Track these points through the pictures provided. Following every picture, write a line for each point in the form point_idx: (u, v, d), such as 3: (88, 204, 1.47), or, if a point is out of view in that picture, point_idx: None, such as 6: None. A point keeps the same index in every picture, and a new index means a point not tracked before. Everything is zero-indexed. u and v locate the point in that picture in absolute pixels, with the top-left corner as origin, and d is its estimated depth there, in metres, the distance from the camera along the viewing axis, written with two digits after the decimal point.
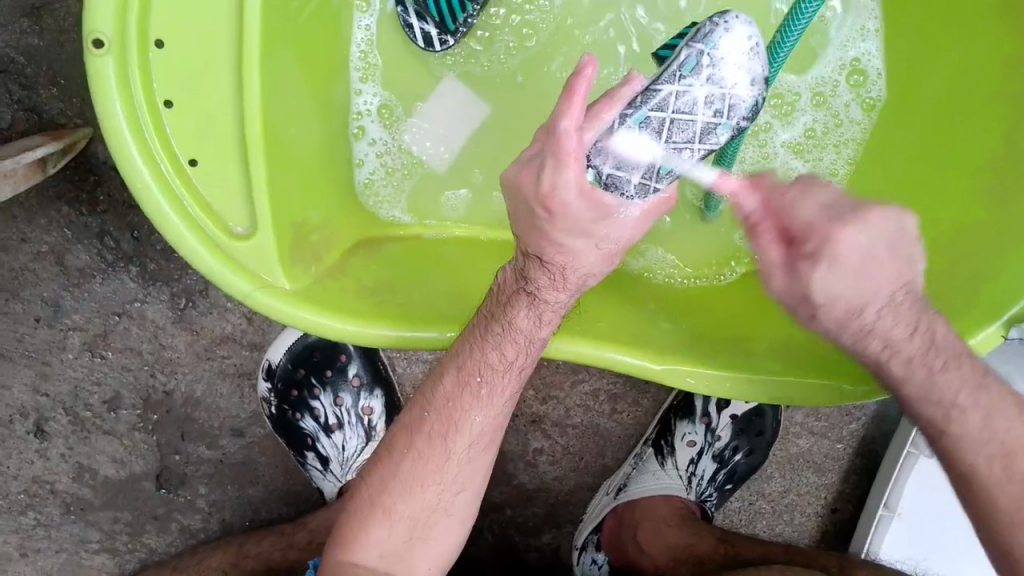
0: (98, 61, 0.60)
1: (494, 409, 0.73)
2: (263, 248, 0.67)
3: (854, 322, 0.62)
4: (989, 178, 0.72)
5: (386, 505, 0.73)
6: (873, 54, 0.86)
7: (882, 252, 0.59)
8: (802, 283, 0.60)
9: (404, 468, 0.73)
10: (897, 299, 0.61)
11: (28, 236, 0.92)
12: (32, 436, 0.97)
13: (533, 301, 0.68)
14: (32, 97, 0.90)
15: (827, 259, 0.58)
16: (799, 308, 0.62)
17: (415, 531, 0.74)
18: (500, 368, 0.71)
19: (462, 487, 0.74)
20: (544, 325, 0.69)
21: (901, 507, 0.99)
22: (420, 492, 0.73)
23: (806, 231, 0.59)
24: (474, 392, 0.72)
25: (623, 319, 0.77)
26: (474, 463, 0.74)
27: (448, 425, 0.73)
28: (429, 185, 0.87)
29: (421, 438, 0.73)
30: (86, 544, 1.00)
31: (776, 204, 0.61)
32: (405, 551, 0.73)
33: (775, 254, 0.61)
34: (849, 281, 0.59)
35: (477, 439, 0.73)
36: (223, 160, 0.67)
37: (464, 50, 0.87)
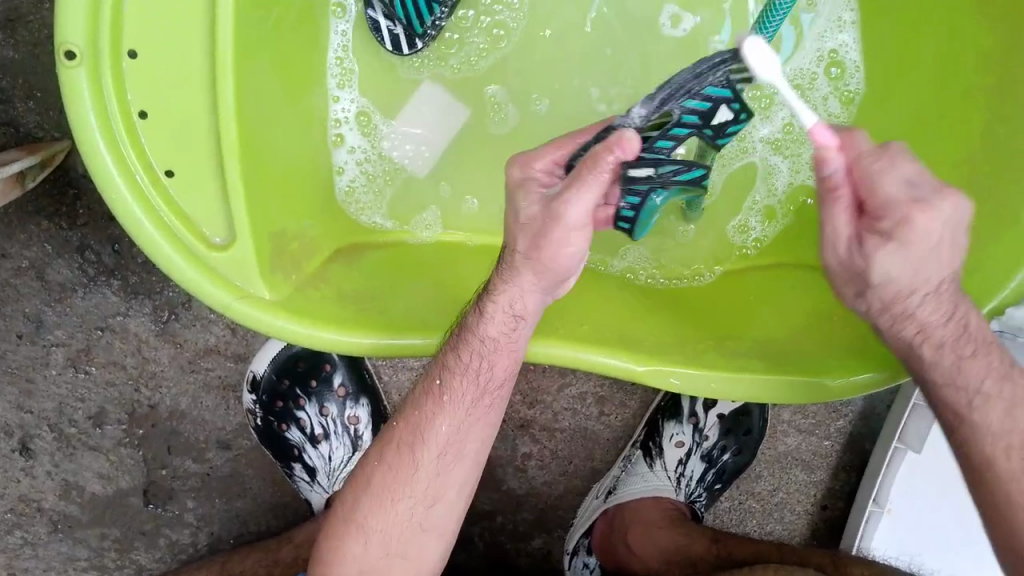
0: (71, 73, 0.60)
1: (460, 418, 0.72)
2: (242, 256, 0.67)
3: (896, 305, 0.62)
4: (972, 172, 0.72)
5: (359, 521, 0.73)
6: (850, 45, 0.87)
7: (946, 239, 0.58)
8: (865, 257, 0.59)
9: (378, 481, 0.74)
10: (942, 289, 0.61)
11: (9, 253, 0.92)
12: (18, 454, 0.97)
13: (487, 301, 0.69)
14: (8, 111, 0.90)
15: (899, 241, 0.58)
16: (845, 284, 0.63)
17: (387, 545, 0.73)
18: (458, 373, 0.71)
19: (434, 500, 0.73)
20: (492, 325, 0.69)
21: (891, 504, 0.99)
22: (390, 505, 0.73)
23: (886, 210, 0.58)
24: (436, 399, 0.72)
25: (609, 318, 0.78)
26: (445, 477, 0.73)
27: (415, 435, 0.73)
28: (409, 189, 0.88)
29: (391, 449, 0.74)
30: (74, 562, 0.99)
31: (861, 171, 0.58)
32: (384, 566, 0.73)
33: (846, 230, 0.60)
34: (910, 263, 0.59)
35: (443, 450, 0.72)
36: (200, 168, 0.67)
37: (435, 53, 0.88)
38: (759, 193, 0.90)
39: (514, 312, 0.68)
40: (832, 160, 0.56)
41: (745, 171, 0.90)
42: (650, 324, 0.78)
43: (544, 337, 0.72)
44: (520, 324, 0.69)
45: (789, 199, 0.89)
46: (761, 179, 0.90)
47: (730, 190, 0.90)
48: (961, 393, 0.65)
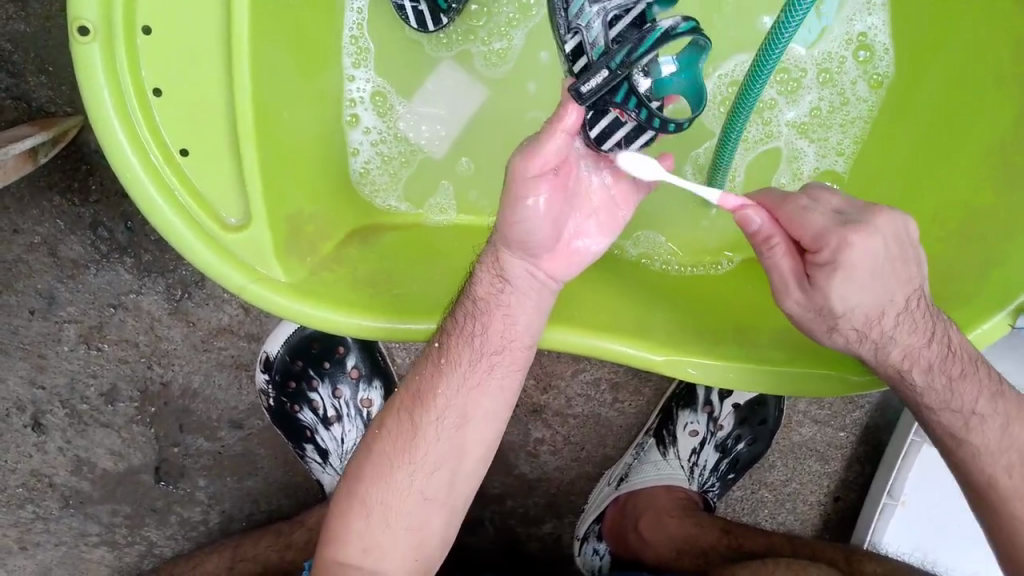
0: (83, 48, 0.59)
1: (459, 384, 0.70)
2: (258, 238, 0.66)
3: (873, 329, 0.63)
4: (998, 161, 0.70)
5: (362, 496, 0.71)
6: (879, 29, 0.85)
7: (893, 254, 0.61)
8: (820, 291, 0.62)
9: (378, 447, 0.72)
10: (910, 305, 0.63)
11: (21, 228, 0.91)
12: (30, 429, 0.96)
13: (479, 263, 0.69)
14: (20, 85, 0.89)
15: (844, 269, 0.60)
16: (814, 324, 0.64)
17: (389, 516, 0.71)
18: (456, 336, 0.69)
19: (436, 468, 0.71)
20: (480, 285, 0.69)
21: (905, 496, 0.99)
22: (390, 473, 0.71)
23: (816, 242, 0.61)
24: (435, 363, 0.71)
25: (621, 305, 0.76)
26: (446, 442, 0.71)
27: (417, 400, 0.71)
28: (426, 170, 0.87)
29: (392, 414, 0.72)
30: (86, 537, 0.99)
31: (785, 217, 0.63)
32: (386, 543, 0.70)
33: (789, 266, 0.63)
34: (865, 288, 0.61)
35: (443, 414, 0.70)
36: (214, 146, 0.66)
37: (461, 28, 0.86)
38: (783, 174, 0.88)
39: (500, 273, 0.68)
40: (752, 217, 0.62)
41: (769, 158, 0.88)
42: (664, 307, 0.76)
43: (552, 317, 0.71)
44: (506, 287, 0.68)
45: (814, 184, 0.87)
46: (785, 164, 0.88)
47: (754, 177, 0.88)
48: (954, 417, 0.68)
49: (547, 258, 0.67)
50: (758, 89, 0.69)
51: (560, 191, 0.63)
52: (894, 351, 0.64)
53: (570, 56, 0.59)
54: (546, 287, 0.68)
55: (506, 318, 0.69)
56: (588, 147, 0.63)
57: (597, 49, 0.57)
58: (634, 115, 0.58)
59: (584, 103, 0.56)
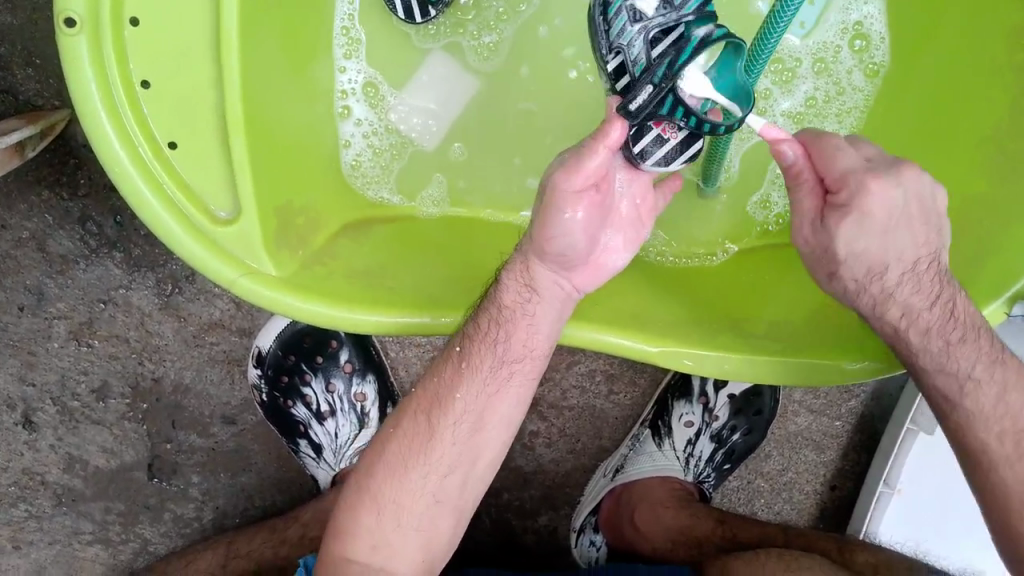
0: (70, 41, 0.58)
1: (480, 389, 0.70)
2: (247, 232, 0.66)
3: (874, 282, 0.64)
4: (993, 149, 0.70)
5: (373, 492, 0.71)
6: (875, 17, 0.84)
7: (912, 208, 0.62)
8: (829, 233, 0.63)
9: (392, 448, 0.71)
10: (919, 267, 0.63)
11: (9, 224, 0.90)
12: (20, 427, 0.96)
13: (506, 270, 0.69)
14: (7, 79, 0.87)
15: (858, 214, 0.61)
16: (818, 265, 0.66)
17: (400, 515, 0.70)
18: (480, 342, 0.69)
19: (450, 470, 0.70)
20: (507, 293, 0.69)
21: (901, 484, 0.99)
22: (404, 474, 0.70)
23: (836, 182, 0.62)
24: (455, 367, 0.70)
25: (636, 301, 0.75)
26: (462, 446, 0.70)
27: (435, 402, 0.71)
28: (418, 162, 0.86)
29: (409, 415, 0.72)
30: (79, 535, 0.99)
31: (815, 154, 0.63)
32: (395, 540, 0.70)
33: (810, 205, 0.64)
34: (877, 236, 0.62)
35: (461, 418, 0.70)
36: (204, 139, 0.65)
37: (451, 21, 0.85)
38: (776, 165, 0.88)
39: (528, 283, 0.68)
40: (788, 150, 0.62)
41: (760, 149, 0.88)
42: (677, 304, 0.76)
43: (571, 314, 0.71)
44: (534, 296, 0.68)
45: None
46: None
47: (747, 170, 0.89)
48: (950, 382, 0.68)
49: (578, 272, 0.68)
50: (754, 80, 0.69)
51: (593, 203, 0.64)
52: (893, 309, 0.65)
53: (614, 74, 0.60)
54: (569, 298, 0.69)
55: (533, 328, 0.69)
56: (630, 157, 0.64)
57: (640, 65, 0.58)
58: (682, 125, 0.59)
59: (630, 119, 0.58)
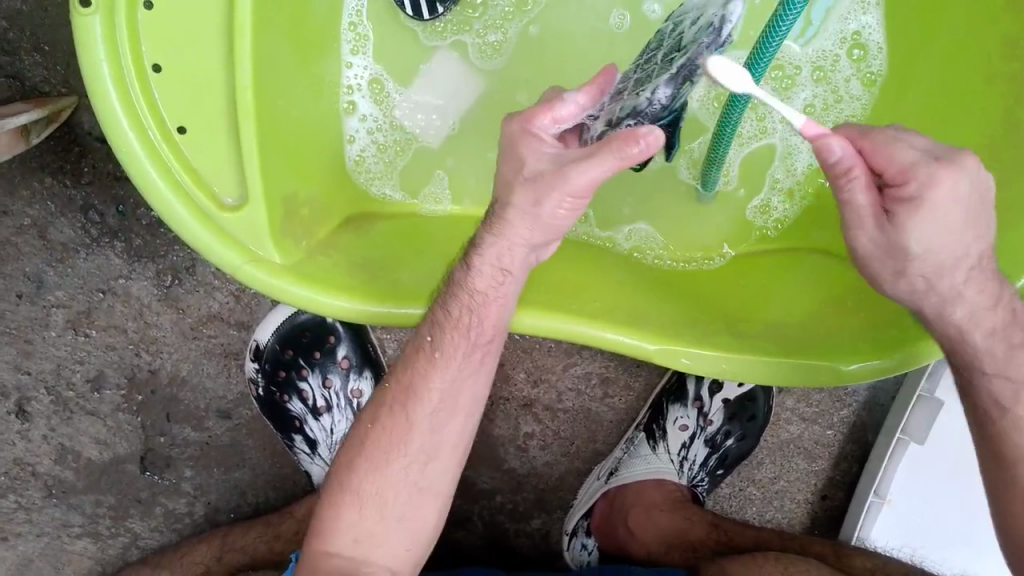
0: (85, 20, 0.59)
1: (454, 375, 0.71)
2: (253, 219, 0.66)
3: (943, 282, 0.63)
4: (989, 159, 0.71)
5: (354, 487, 0.72)
6: (873, 27, 0.86)
7: (975, 200, 0.59)
8: (898, 227, 0.59)
9: (372, 440, 0.73)
10: (983, 260, 0.63)
11: (11, 210, 0.90)
12: (14, 417, 0.95)
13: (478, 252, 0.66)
14: (15, 65, 0.88)
15: (930, 204, 0.58)
16: (883, 264, 0.63)
17: (383, 508, 0.72)
18: (448, 332, 0.69)
19: (429, 459, 0.72)
20: (480, 278, 0.67)
21: (891, 495, 0.99)
22: (385, 466, 0.72)
23: (904, 172, 0.58)
24: (426, 357, 0.71)
25: (604, 288, 0.77)
26: (438, 435, 0.72)
27: (410, 393, 0.72)
28: (421, 161, 0.86)
29: (385, 408, 0.73)
30: (68, 528, 0.98)
31: (869, 148, 0.60)
32: (379, 534, 0.72)
33: (867, 202, 0.60)
34: (942, 232, 0.59)
35: (437, 406, 0.71)
36: (212, 124, 0.65)
37: (458, 17, 0.86)
38: (777, 171, 0.88)
39: (501, 265, 0.66)
40: (834, 146, 0.57)
41: (763, 154, 0.89)
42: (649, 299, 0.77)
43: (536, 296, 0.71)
44: (508, 279, 0.66)
45: (808, 180, 0.88)
46: (780, 161, 0.88)
47: (748, 173, 0.89)
48: None
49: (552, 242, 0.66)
50: (751, 85, 0.70)
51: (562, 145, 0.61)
52: (961, 309, 0.65)
53: None
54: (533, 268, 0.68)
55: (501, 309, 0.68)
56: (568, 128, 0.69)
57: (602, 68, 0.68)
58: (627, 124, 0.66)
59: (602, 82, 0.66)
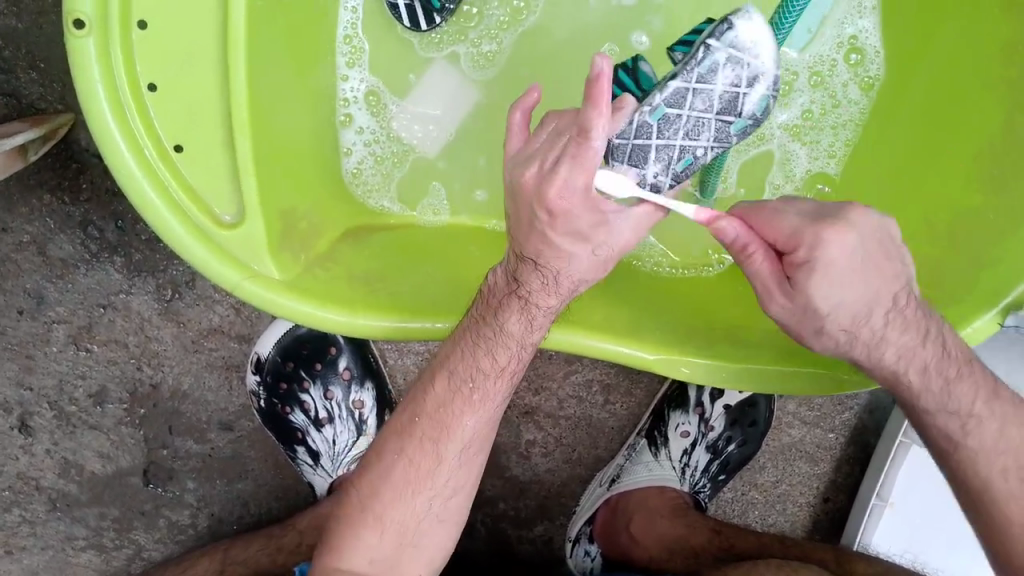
0: (79, 42, 0.59)
1: (488, 413, 0.72)
2: (251, 235, 0.66)
3: (864, 328, 0.62)
4: (988, 164, 0.71)
5: (377, 512, 0.72)
6: (870, 31, 0.85)
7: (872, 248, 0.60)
8: (802, 293, 0.60)
9: (396, 471, 0.72)
10: (900, 302, 0.62)
11: (10, 226, 0.90)
12: (17, 431, 0.95)
13: (528, 297, 0.65)
14: (11, 82, 0.88)
15: (821, 266, 0.58)
16: (803, 325, 0.62)
17: (405, 535, 0.73)
18: (492, 374, 0.70)
19: (453, 492, 0.73)
20: (535, 331, 0.68)
21: (893, 498, 0.99)
22: (411, 497, 0.72)
23: (792, 240, 0.59)
24: (464, 397, 0.71)
25: (622, 308, 0.75)
26: (462, 469, 0.73)
27: (441, 429, 0.71)
28: (419, 171, 0.87)
29: (413, 440, 0.72)
30: (72, 541, 0.98)
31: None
32: (396, 557, 0.73)
33: (846, 195, 0.62)
34: (844, 287, 0.59)
35: (468, 443, 0.72)
36: (209, 143, 0.65)
37: (455, 27, 0.86)
38: (776, 177, 0.88)
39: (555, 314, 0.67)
40: (727, 227, 0.60)
41: (762, 159, 0.88)
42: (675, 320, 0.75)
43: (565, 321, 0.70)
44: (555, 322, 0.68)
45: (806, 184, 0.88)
46: (778, 165, 0.88)
47: (747, 179, 0.89)
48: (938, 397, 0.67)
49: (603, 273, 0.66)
50: None
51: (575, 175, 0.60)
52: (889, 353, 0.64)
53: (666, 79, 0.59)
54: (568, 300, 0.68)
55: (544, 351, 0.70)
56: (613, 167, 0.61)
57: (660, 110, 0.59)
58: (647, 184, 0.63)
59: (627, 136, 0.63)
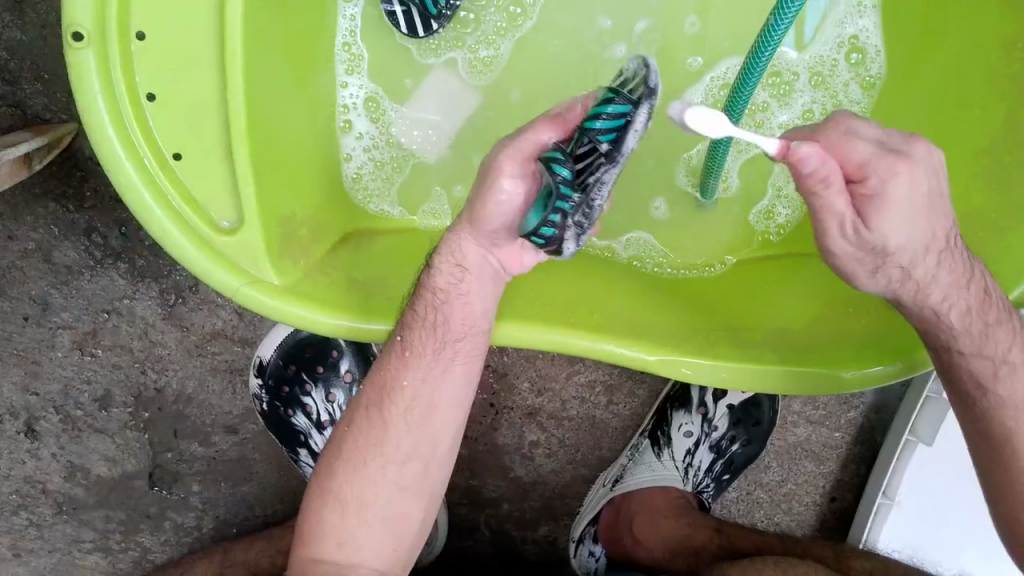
0: (78, 54, 0.59)
1: (427, 372, 0.70)
2: (251, 242, 0.67)
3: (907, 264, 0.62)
4: (991, 162, 0.70)
5: (335, 490, 0.70)
6: (870, 31, 0.85)
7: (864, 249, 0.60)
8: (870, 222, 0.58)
9: (346, 445, 0.71)
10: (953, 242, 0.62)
11: (16, 234, 0.91)
12: (24, 435, 0.96)
13: (437, 252, 0.69)
14: (16, 93, 0.89)
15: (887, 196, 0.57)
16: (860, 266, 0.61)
17: (365, 509, 0.70)
18: (425, 330, 0.69)
19: (407, 459, 0.70)
20: (439, 276, 0.69)
21: (900, 496, 0.99)
22: (362, 469, 0.70)
23: (864, 169, 0.57)
24: (398, 356, 0.70)
25: (590, 295, 0.77)
26: (415, 434, 0.70)
27: (382, 393, 0.71)
28: (420, 176, 0.87)
29: (359, 411, 0.71)
30: (79, 544, 0.99)
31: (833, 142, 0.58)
32: (362, 534, 0.70)
33: (843, 206, 0.57)
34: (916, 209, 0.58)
35: (410, 404, 0.70)
36: (209, 153, 0.66)
37: (452, 34, 0.86)
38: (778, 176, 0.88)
39: (459, 262, 0.68)
40: (807, 154, 0.54)
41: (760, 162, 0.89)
42: (635, 312, 0.76)
43: (520, 316, 0.70)
44: (465, 274, 0.68)
45: None
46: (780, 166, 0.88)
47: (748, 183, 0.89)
48: None
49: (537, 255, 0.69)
50: (747, 95, 0.69)
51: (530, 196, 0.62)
52: None
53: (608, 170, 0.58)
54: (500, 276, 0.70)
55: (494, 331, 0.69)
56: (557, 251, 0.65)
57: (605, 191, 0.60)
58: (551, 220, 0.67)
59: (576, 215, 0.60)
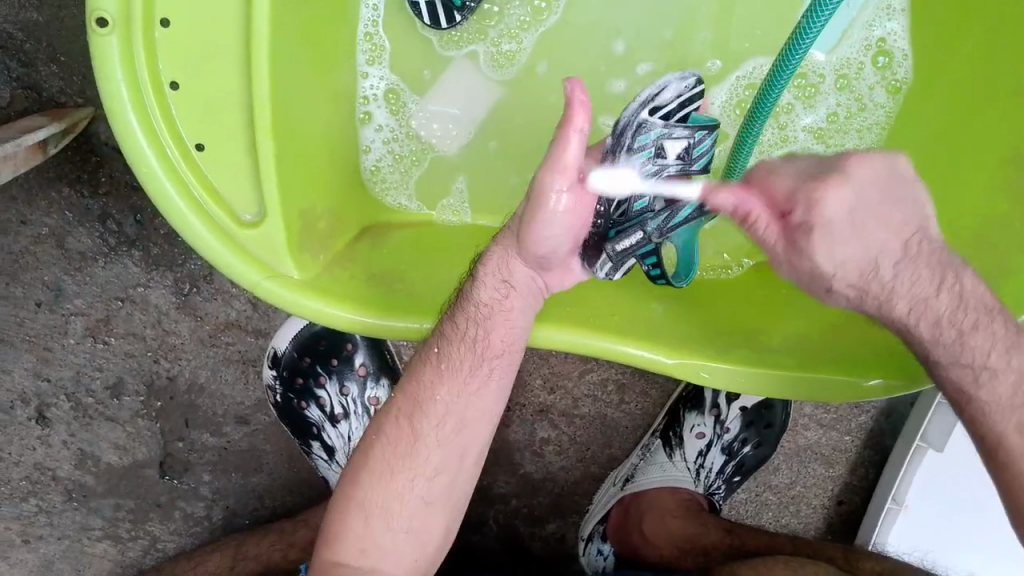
0: (102, 40, 0.59)
1: (459, 388, 0.70)
2: (271, 234, 0.66)
3: (928, 268, 0.61)
4: (1015, 169, 0.69)
5: (359, 498, 0.69)
6: (898, 33, 0.85)
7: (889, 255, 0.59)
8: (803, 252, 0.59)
9: (374, 455, 0.71)
10: None
11: (29, 219, 0.90)
12: (34, 422, 0.96)
13: (483, 265, 0.69)
14: (31, 74, 0.88)
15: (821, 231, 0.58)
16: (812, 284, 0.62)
17: (389, 518, 0.69)
18: (463, 344, 0.69)
19: (436, 472, 0.70)
20: (483, 291, 0.68)
21: (909, 501, 0.99)
22: (388, 480, 0.69)
23: (790, 199, 0.59)
24: (433, 368, 0.70)
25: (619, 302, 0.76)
26: (445, 448, 0.70)
27: (415, 406, 0.70)
28: (437, 170, 0.86)
29: (389, 421, 0.71)
30: (88, 531, 0.99)
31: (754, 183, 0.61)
32: (389, 546, 0.69)
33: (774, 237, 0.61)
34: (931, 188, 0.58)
35: (443, 418, 0.70)
36: (232, 145, 0.65)
37: (475, 26, 0.85)
38: None
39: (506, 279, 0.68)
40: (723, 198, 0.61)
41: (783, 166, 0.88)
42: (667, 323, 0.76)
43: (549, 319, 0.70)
44: (510, 292, 0.68)
45: None
46: None
47: None
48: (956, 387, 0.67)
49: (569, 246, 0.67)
50: (773, 98, 0.68)
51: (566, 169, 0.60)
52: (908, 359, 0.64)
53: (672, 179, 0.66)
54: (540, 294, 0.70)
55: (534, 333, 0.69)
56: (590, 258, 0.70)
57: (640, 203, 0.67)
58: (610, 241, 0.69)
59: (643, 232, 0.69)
